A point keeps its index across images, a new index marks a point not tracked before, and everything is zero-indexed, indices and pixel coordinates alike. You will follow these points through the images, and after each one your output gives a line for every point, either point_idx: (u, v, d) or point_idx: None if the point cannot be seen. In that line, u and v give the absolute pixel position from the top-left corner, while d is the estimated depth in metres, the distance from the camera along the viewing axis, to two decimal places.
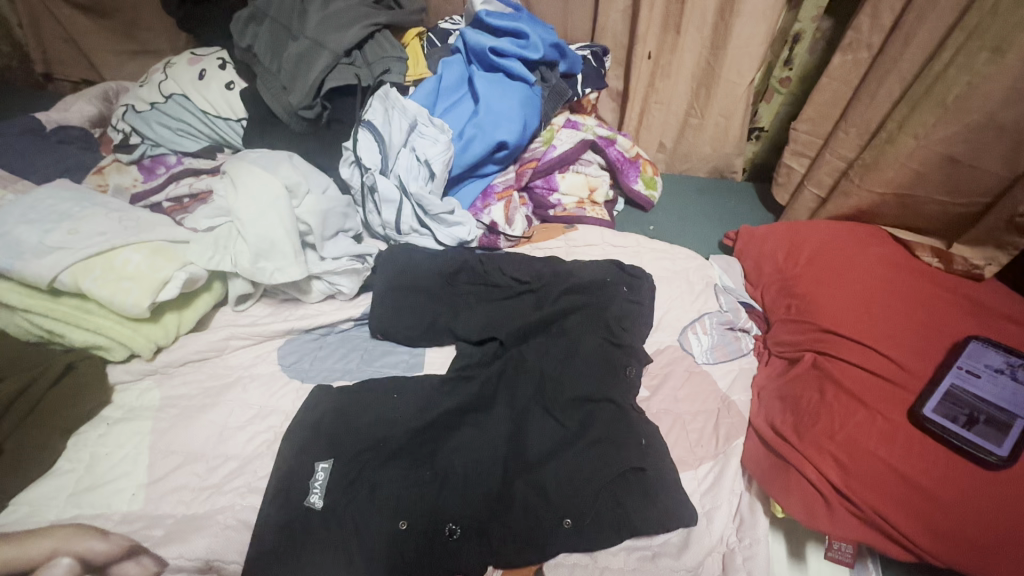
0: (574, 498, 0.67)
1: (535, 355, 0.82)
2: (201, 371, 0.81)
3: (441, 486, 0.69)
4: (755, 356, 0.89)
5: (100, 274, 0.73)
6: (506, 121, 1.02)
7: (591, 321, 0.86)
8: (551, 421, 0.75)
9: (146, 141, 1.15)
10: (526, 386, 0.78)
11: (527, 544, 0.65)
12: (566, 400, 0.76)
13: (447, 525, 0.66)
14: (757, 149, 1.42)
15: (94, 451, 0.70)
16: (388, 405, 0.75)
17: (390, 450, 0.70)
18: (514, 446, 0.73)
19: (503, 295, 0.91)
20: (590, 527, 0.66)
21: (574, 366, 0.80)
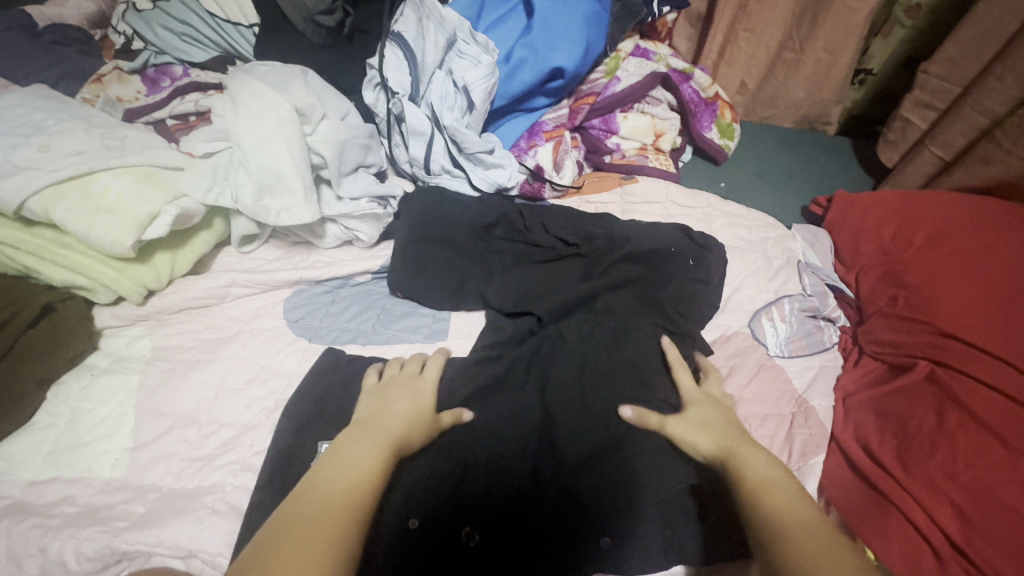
0: (616, 510, 0.57)
1: (580, 334, 0.70)
2: (198, 321, 0.72)
3: (459, 481, 0.58)
4: (840, 352, 0.75)
5: (75, 203, 0.61)
6: (566, 42, 0.83)
7: (647, 302, 0.73)
8: (592, 417, 0.63)
9: (150, 47, 1.01)
10: (564, 372, 0.66)
11: (556, 559, 0.55)
12: (608, 392, 0.65)
13: (463, 529, 0.56)
14: (858, 97, 1.18)
15: (76, 406, 0.62)
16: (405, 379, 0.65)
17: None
18: (548, 443, 0.62)
19: (544, 258, 0.77)
20: (633, 546, 0.56)
21: (625, 351, 0.68)
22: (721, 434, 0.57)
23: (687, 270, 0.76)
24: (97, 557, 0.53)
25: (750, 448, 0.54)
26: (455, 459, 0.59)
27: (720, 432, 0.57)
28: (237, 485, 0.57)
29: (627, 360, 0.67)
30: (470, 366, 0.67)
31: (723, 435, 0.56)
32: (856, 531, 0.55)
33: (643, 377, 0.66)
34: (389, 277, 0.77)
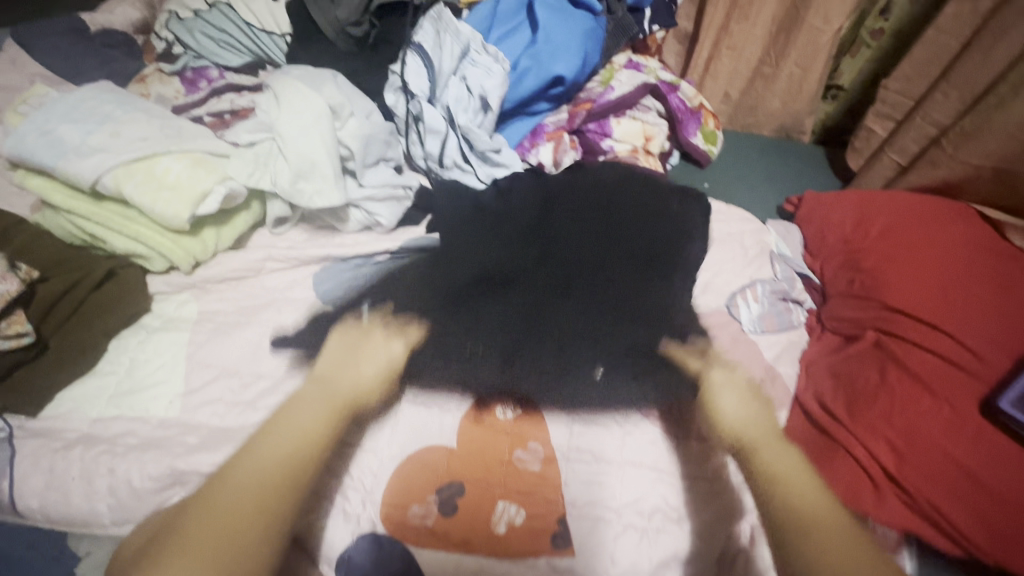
0: (594, 353, 0.74)
1: (576, 226, 0.86)
2: (237, 290, 0.80)
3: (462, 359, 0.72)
4: (807, 331, 0.85)
5: (141, 181, 0.71)
6: (566, 53, 0.94)
7: (611, 219, 0.87)
8: (572, 320, 0.76)
9: (189, 52, 1.12)
10: (573, 254, 0.83)
11: (554, 381, 0.72)
12: (606, 271, 0.82)
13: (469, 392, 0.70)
14: (830, 109, 1.29)
15: (133, 357, 0.71)
16: (439, 308, 0.76)
17: (438, 287, 0.79)
18: (536, 334, 0.75)
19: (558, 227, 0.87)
20: (619, 375, 0.72)
21: (615, 242, 0.85)
22: (748, 427, 0.67)
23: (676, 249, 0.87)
24: (158, 477, 0.61)
25: (771, 448, 0.64)
26: (475, 306, 0.77)
27: (752, 428, 0.67)
28: None
29: (608, 295, 0.79)
30: (490, 249, 0.83)
31: (765, 438, 0.65)
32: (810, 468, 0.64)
33: (626, 266, 0.83)
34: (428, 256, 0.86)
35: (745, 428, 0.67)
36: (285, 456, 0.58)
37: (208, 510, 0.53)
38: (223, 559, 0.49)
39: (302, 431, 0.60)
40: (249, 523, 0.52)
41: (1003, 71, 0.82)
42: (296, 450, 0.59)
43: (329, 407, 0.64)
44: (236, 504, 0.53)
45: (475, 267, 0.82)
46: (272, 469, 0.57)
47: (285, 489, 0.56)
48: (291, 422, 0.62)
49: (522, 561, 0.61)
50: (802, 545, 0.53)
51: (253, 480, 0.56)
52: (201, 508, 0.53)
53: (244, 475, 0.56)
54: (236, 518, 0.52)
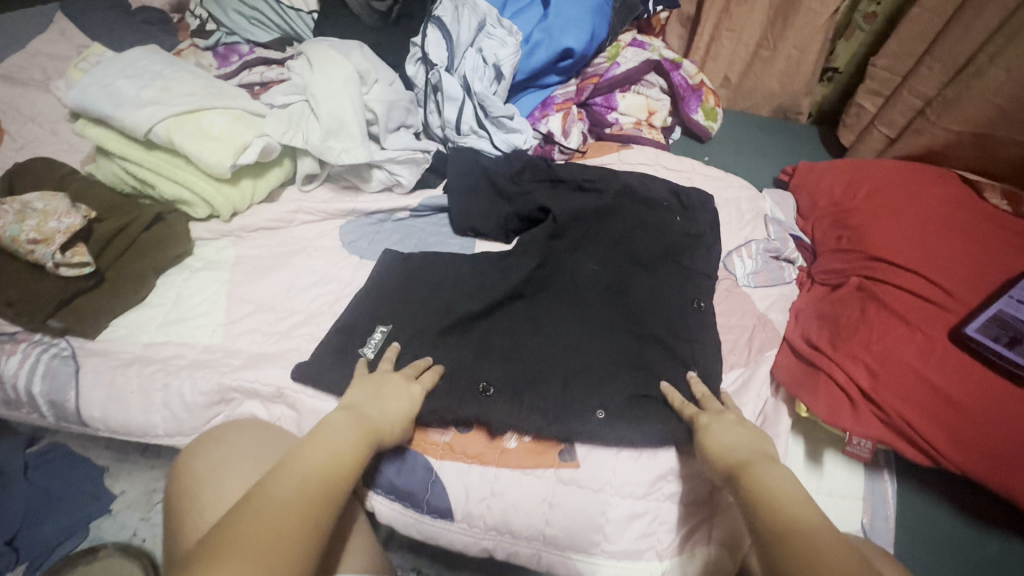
0: (601, 390, 0.71)
1: (589, 251, 0.87)
2: (271, 238, 0.88)
3: (480, 355, 0.74)
4: (796, 285, 0.92)
5: (190, 131, 0.78)
6: (575, 27, 1.01)
7: (633, 261, 0.86)
8: (597, 339, 0.76)
9: (222, 28, 1.19)
10: (584, 291, 0.82)
11: (560, 420, 0.68)
12: (617, 299, 0.82)
13: (482, 382, 0.71)
14: (827, 92, 1.36)
15: (179, 292, 0.78)
16: (458, 270, 0.83)
17: (446, 311, 0.77)
18: (556, 347, 0.75)
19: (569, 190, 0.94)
20: (623, 419, 0.68)
21: (635, 277, 0.84)
22: (740, 449, 0.58)
23: (684, 222, 0.91)
24: (206, 392, 0.68)
25: (765, 465, 0.54)
26: (481, 339, 0.76)
27: (741, 448, 0.58)
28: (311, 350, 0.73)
29: (625, 298, 0.82)
30: (496, 270, 0.83)
31: (746, 448, 0.57)
32: (795, 393, 0.71)
33: (645, 294, 0.82)
34: (452, 217, 0.95)
35: (729, 448, 0.58)
36: (331, 457, 0.53)
37: (233, 539, 0.42)
38: (269, 559, 0.42)
39: (341, 450, 0.54)
40: (296, 527, 0.45)
41: (981, 44, 0.89)
42: (335, 469, 0.52)
43: (360, 434, 0.57)
44: (280, 524, 0.45)
45: (486, 288, 0.80)
46: (314, 484, 0.50)
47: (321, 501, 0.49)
48: (322, 441, 0.54)
49: (532, 471, 0.67)
50: (798, 559, 0.43)
51: (281, 505, 0.46)
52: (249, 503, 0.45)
53: (284, 491, 0.48)
54: (284, 522, 0.45)
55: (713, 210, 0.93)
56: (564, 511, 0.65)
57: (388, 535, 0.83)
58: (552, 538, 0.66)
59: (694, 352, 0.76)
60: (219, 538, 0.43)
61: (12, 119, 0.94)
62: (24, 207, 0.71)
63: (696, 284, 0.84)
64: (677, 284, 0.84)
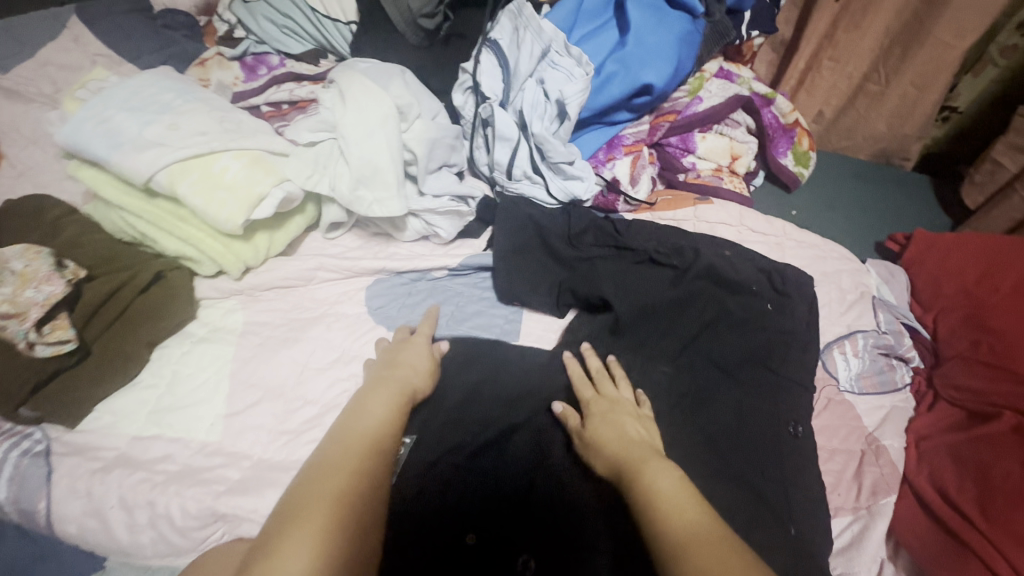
0: None
1: (659, 348, 0.72)
2: (286, 300, 0.75)
3: (522, 508, 0.59)
4: (912, 394, 0.76)
5: (197, 179, 0.65)
6: (656, 59, 0.85)
7: (709, 360, 0.71)
8: None
9: (251, 36, 1.07)
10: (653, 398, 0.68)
11: None
12: (692, 416, 0.67)
13: (519, 556, 0.56)
14: (939, 134, 1.15)
15: (176, 370, 0.66)
16: (497, 370, 0.69)
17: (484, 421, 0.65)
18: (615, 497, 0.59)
19: (635, 262, 0.79)
20: None
21: (712, 384, 0.69)
22: (623, 446, 0.56)
23: (780, 309, 0.76)
24: (198, 516, 0.57)
25: (651, 461, 0.53)
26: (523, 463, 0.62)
27: (634, 445, 0.56)
28: None
29: (705, 419, 0.67)
30: (540, 362, 0.71)
31: (623, 450, 0.55)
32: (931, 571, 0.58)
33: (724, 410, 0.67)
34: (495, 285, 0.80)
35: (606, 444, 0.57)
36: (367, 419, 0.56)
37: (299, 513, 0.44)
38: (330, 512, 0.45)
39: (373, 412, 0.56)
40: (353, 482, 0.48)
41: None
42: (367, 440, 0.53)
43: (390, 391, 0.59)
44: (332, 487, 0.47)
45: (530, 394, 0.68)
46: (357, 439, 0.53)
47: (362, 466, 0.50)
48: (358, 404, 0.57)
49: None
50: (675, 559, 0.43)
51: (333, 477, 0.48)
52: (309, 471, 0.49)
53: (333, 456, 0.50)
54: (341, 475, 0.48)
55: (811, 299, 0.78)
56: None
57: None
58: None
59: (789, 495, 0.62)
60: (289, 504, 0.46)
61: (12, 141, 0.84)
62: (3, 268, 0.63)
63: (790, 396, 0.69)
64: (770, 391, 0.69)
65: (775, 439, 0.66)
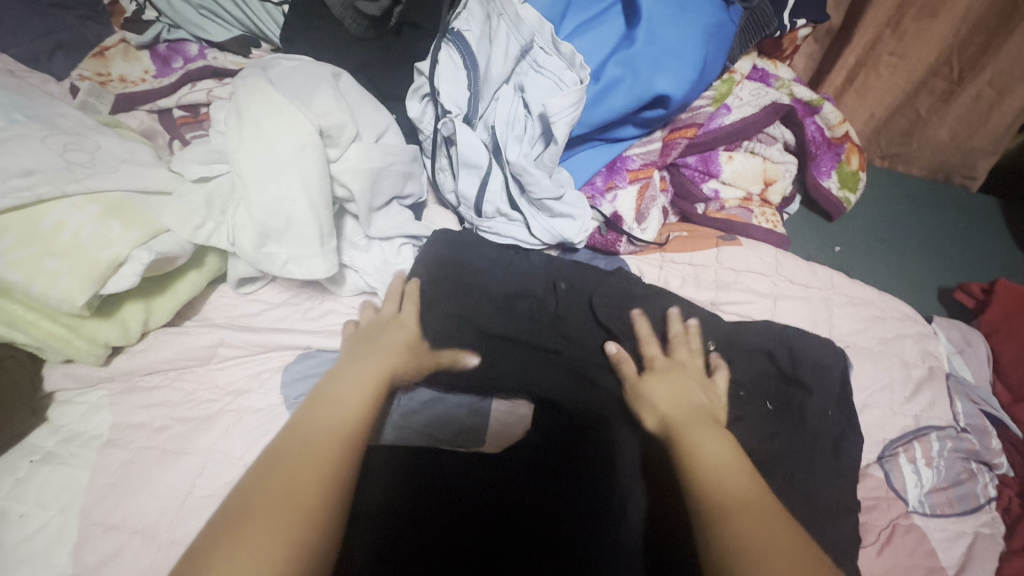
0: None
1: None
2: (174, 389, 0.56)
3: None
4: (1000, 517, 0.58)
5: (14, 244, 0.47)
6: (674, 62, 0.63)
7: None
8: None
9: (164, 20, 0.86)
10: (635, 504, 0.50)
11: None
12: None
13: None
14: (1014, 146, 0.94)
15: (5, 508, 0.48)
16: (444, 460, 0.52)
17: (442, 537, 0.48)
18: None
19: (587, 354, 0.59)
20: None
21: None
22: (675, 407, 0.51)
23: (815, 407, 0.58)
24: None
25: (700, 430, 0.48)
26: None
27: (685, 407, 0.51)
28: None
29: None
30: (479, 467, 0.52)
31: (680, 414, 0.50)
32: None
33: None
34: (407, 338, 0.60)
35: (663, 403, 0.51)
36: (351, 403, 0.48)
37: (260, 499, 0.39)
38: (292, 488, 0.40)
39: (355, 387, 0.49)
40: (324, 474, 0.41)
41: None
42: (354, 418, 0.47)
43: (377, 365, 0.52)
44: (311, 458, 0.42)
45: (509, 495, 0.50)
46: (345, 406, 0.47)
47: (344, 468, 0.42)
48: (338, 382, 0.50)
49: None
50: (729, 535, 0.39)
51: (321, 437, 0.44)
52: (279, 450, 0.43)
53: (319, 426, 0.45)
54: (314, 451, 0.43)
55: (836, 384, 0.60)
56: None
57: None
58: None
59: None
60: (247, 500, 0.39)
61: None
62: None
63: (841, 529, 0.52)
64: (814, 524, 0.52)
65: None
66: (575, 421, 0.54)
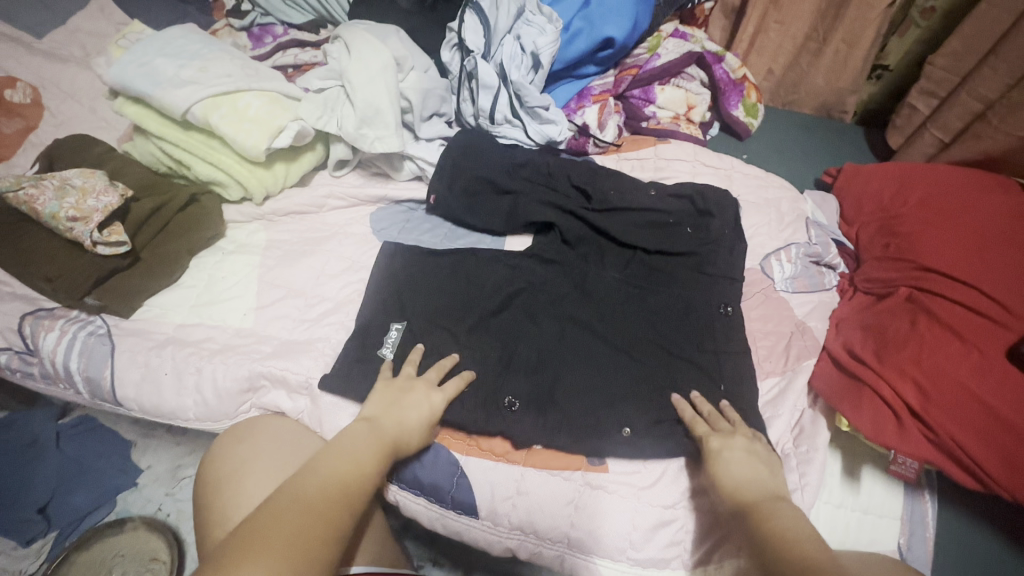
0: (625, 408, 0.69)
1: (606, 261, 0.86)
2: (302, 222, 0.87)
3: (506, 366, 0.72)
4: (837, 292, 0.87)
5: (226, 113, 0.78)
6: (617, 16, 0.98)
7: (646, 270, 0.84)
8: (620, 346, 0.75)
9: (257, 9, 1.18)
10: (603, 295, 0.80)
11: (582, 437, 0.67)
12: (643, 347, 0.76)
13: (507, 398, 0.69)
14: (874, 91, 1.29)
15: (211, 274, 0.78)
16: (475, 263, 0.81)
17: (477, 314, 0.76)
18: (575, 337, 0.75)
19: (563, 198, 0.90)
20: (646, 438, 0.67)
21: (650, 283, 0.83)
22: (745, 489, 0.57)
23: (716, 225, 0.88)
24: (238, 381, 0.69)
25: (774, 506, 0.54)
26: (505, 344, 0.74)
27: (755, 488, 0.57)
28: (341, 340, 0.73)
29: (647, 305, 0.80)
30: (503, 278, 0.80)
31: (750, 491, 0.57)
32: (835, 406, 0.69)
33: (645, 308, 0.79)
34: (431, 194, 0.91)
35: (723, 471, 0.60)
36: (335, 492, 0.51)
37: (252, 536, 0.44)
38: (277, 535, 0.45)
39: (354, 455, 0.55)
40: (306, 530, 0.46)
41: None
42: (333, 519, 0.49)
43: (378, 442, 0.58)
44: (298, 517, 0.47)
45: (522, 311, 0.77)
46: (336, 477, 0.52)
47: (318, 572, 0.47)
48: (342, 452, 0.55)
49: (559, 473, 0.67)
50: None
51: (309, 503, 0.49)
52: (278, 500, 0.48)
53: (309, 492, 0.50)
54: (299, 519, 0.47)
55: (732, 214, 0.89)
56: (589, 515, 0.65)
57: (405, 526, 0.84)
58: (576, 543, 0.64)
59: (721, 359, 0.75)
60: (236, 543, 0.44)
61: (51, 94, 0.96)
62: (64, 183, 0.72)
63: (727, 289, 0.82)
64: (712, 285, 0.83)
65: (713, 331, 0.78)
66: (564, 237, 0.86)
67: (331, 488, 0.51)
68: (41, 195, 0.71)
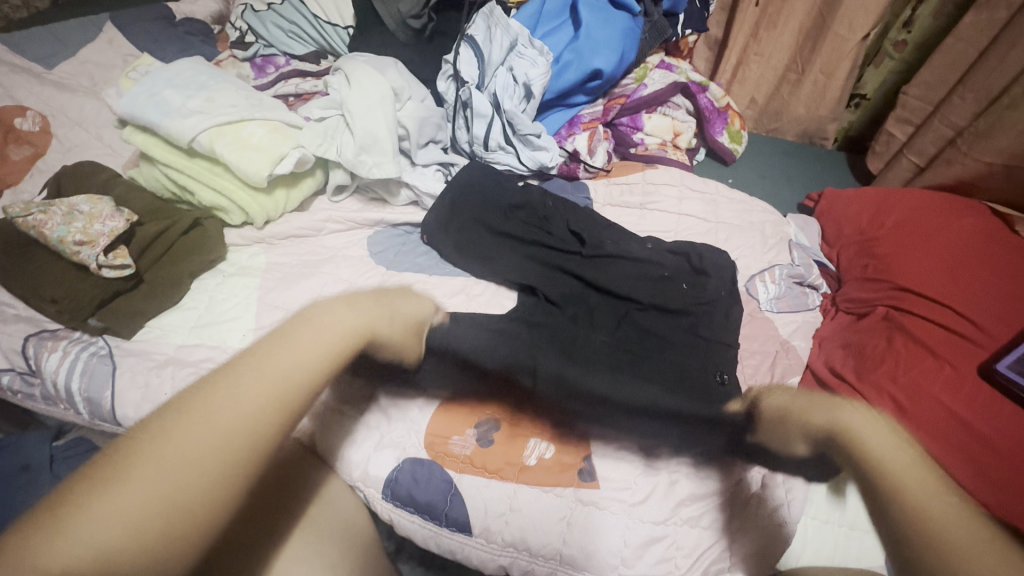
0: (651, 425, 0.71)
1: (596, 323, 0.81)
2: (301, 246, 0.89)
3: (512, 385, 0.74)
4: (821, 313, 0.89)
5: (230, 141, 0.81)
6: (605, 49, 1.03)
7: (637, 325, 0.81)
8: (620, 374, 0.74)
9: (260, 41, 1.23)
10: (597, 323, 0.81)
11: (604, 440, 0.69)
12: (651, 424, 0.71)
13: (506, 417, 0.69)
14: (854, 118, 1.35)
15: (212, 296, 0.79)
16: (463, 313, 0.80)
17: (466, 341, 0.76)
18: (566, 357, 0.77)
19: (557, 243, 0.90)
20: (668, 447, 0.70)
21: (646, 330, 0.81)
22: (826, 413, 0.60)
23: (712, 285, 0.85)
24: None
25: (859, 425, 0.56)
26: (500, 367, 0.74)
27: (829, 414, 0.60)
28: None
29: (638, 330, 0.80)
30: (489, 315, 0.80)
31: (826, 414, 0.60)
32: None
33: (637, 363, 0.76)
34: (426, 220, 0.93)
35: (814, 422, 0.61)
36: (214, 458, 0.40)
37: (198, 404, 0.42)
38: (220, 415, 0.42)
39: (331, 332, 0.51)
40: (257, 414, 0.43)
41: (1008, 84, 0.90)
42: (227, 455, 0.41)
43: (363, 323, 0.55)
44: (253, 399, 0.44)
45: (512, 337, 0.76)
46: (311, 354, 0.49)
47: (188, 544, 0.39)
48: (311, 328, 0.51)
49: (550, 489, 0.68)
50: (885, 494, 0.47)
51: (273, 376, 0.46)
52: (237, 367, 0.46)
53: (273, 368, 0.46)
54: (251, 402, 0.44)
55: (729, 279, 0.86)
56: (581, 531, 0.66)
57: (399, 547, 0.83)
58: (568, 559, 0.65)
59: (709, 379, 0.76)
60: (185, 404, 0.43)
61: (60, 122, 0.99)
62: (72, 210, 0.75)
63: (723, 355, 0.78)
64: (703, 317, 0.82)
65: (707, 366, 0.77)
66: (548, 297, 0.83)
67: (292, 374, 0.47)
68: (49, 220, 0.73)
